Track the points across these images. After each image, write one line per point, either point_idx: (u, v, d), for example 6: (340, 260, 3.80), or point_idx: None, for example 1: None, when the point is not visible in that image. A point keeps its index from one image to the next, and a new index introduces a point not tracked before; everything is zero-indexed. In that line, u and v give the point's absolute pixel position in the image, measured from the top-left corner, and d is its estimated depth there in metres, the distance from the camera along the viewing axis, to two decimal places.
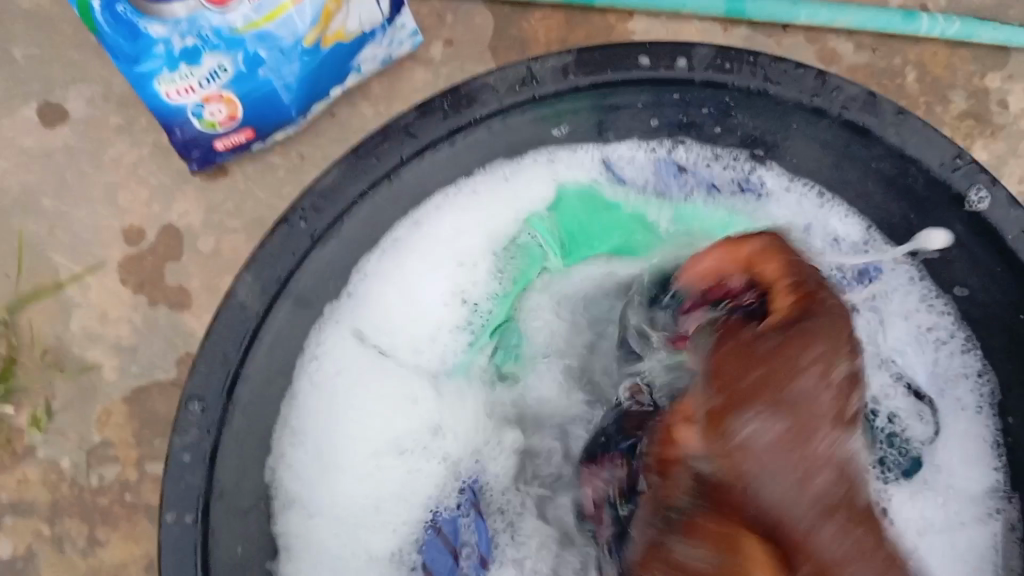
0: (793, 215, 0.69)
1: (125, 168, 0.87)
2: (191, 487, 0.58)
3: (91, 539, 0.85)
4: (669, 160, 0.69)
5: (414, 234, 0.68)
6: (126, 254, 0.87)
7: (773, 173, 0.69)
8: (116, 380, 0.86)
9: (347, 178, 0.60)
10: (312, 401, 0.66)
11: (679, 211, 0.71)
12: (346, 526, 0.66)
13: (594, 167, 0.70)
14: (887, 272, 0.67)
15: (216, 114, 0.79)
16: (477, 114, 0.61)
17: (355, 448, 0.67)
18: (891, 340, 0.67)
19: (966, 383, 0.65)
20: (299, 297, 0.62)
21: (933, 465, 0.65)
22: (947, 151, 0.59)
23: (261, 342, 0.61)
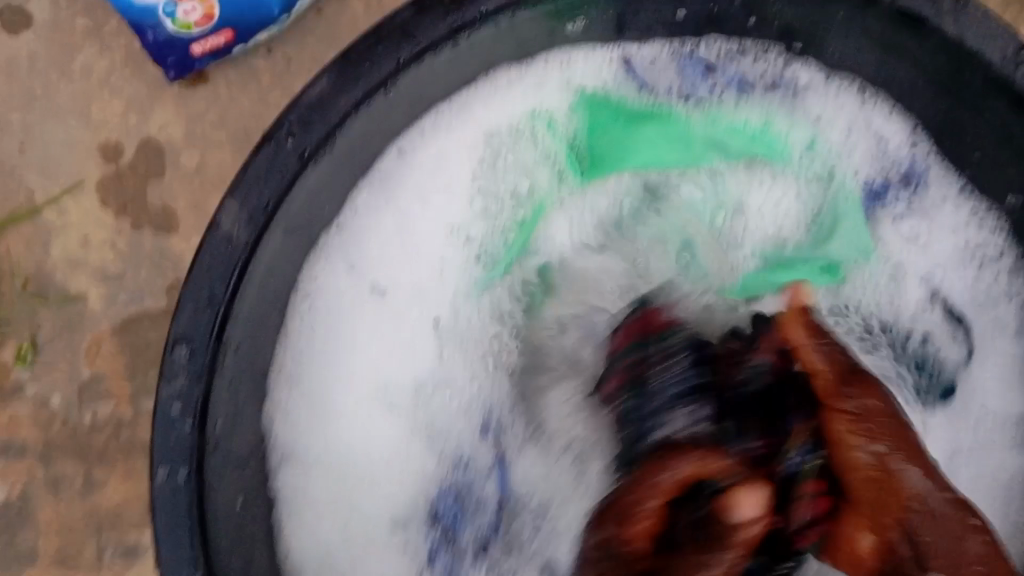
0: (831, 114, 0.64)
1: (96, 77, 0.79)
2: (182, 440, 0.52)
3: (89, 478, 0.80)
4: (694, 57, 0.63)
5: (407, 155, 0.61)
6: (105, 172, 0.79)
7: (805, 69, 0.63)
8: (102, 309, 0.80)
9: (341, 84, 0.53)
10: (305, 343, 0.61)
11: (709, 112, 0.65)
12: (347, 474, 0.62)
13: (613, 68, 0.63)
14: (931, 180, 0.63)
15: (192, 15, 0.71)
16: (483, 8, 0.54)
17: (352, 387, 0.62)
18: (925, 258, 0.63)
19: (1008, 306, 0.62)
20: (292, 222, 0.55)
21: (969, 389, 0.63)
22: (1009, 43, 0.52)
23: (251, 275, 0.54)
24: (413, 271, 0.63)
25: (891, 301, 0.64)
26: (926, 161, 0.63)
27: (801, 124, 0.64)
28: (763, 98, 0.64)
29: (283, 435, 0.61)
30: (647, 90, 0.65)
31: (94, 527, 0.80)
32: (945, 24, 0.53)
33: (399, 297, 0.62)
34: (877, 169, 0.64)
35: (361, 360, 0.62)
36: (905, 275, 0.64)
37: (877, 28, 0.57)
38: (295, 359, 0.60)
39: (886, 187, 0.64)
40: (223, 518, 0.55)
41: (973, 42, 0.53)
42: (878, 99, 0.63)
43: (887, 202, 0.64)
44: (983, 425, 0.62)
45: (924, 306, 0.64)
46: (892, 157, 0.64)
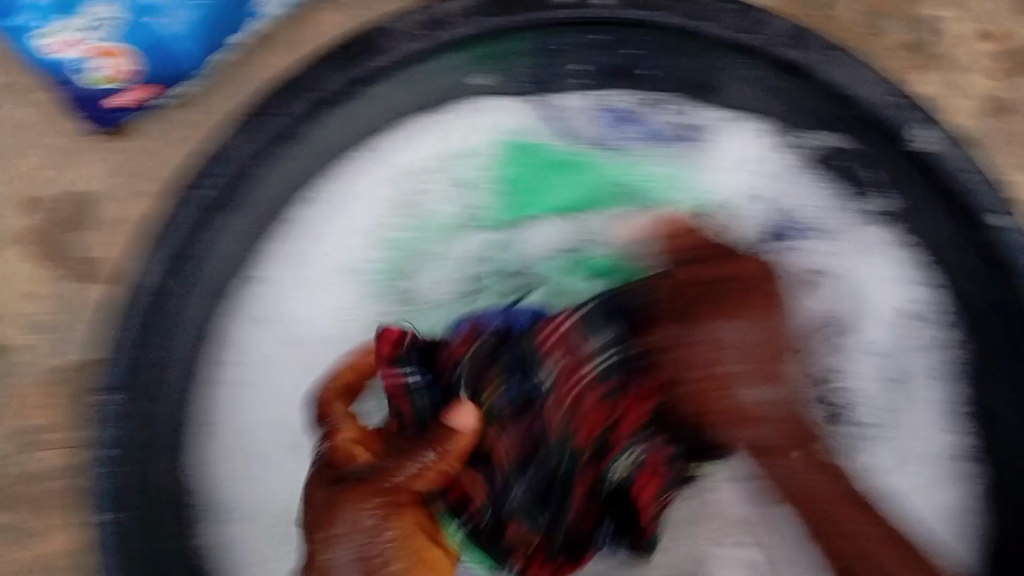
0: (747, 159, 0.65)
1: (17, 133, 0.80)
2: (108, 481, 0.55)
3: (18, 530, 0.80)
4: (610, 107, 0.65)
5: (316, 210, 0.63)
6: (27, 226, 0.80)
7: (706, 111, 0.64)
8: (26, 360, 0.80)
9: (245, 136, 0.56)
10: (222, 372, 0.62)
11: (619, 159, 0.66)
12: (261, 530, 0.61)
13: (531, 114, 0.65)
14: (857, 230, 0.63)
15: (107, 71, 0.74)
16: (380, 62, 0.56)
17: (255, 422, 0.63)
18: (852, 305, 0.63)
19: (927, 351, 0.62)
20: (217, 266, 0.59)
21: (899, 428, 0.62)
22: (880, 86, 0.57)
23: (171, 321, 0.57)
24: (317, 317, 0.64)
25: (847, 349, 0.63)
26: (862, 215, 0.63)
27: (728, 169, 0.65)
28: (675, 146, 0.65)
29: (208, 494, 0.61)
30: (571, 136, 0.65)
31: None
32: (827, 70, 0.57)
33: (308, 341, 0.63)
34: (808, 216, 0.64)
35: (261, 397, 0.63)
36: (860, 327, 0.63)
37: (763, 84, 0.60)
38: (215, 411, 0.62)
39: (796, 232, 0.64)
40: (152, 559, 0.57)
41: (843, 88, 0.57)
42: (806, 137, 0.62)
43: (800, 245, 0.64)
44: (916, 464, 0.61)
45: (858, 359, 0.63)
46: (817, 207, 0.64)
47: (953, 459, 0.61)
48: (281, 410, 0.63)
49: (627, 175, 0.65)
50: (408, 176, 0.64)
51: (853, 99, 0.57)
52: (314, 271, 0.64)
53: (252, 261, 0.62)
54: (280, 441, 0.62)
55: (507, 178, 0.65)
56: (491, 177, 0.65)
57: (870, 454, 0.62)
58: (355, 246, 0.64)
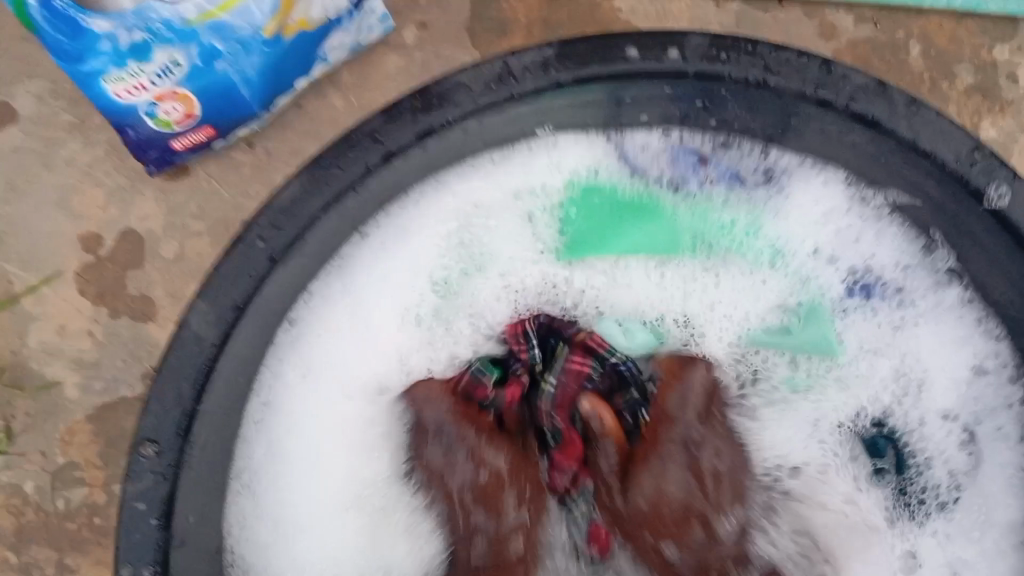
0: (826, 209, 0.62)
1: (79, 169, 0.81)
2: (149, 538, 0.53)
3: (61, 564, 0.80)
4: (684, 147, 0.61)
5: (367, 248, 0.60)
6: (84, 262, 0.81)
7: (788, 157, 0.60)
8: (78, 397, 0.80)
9: (310, 189, 0.54)
10: (285, 433, 0.61)
11: (694, 203, 0.64)
12: (299, 568, 0.62)
13: (609, 154, 0.62)
14: (924, 294, 0.61)
15: (170, 111, 0.72)
16: (449, 116, 0.56)
17: (322, 485, 0.63)
18: (931, 359, 0.62)
19: (1009, 413, 0.59)
20: (263, 314, 0.55)
21: (979, 493, 0.60)
22: (964, 143, 0.55)
23: (220, 374, 0.55)
24: (364, 361, 0.64)
25: (908, 406, 0.63)
26: (935, 279, 0.60)
27: (799, 215, 0.63)
28: (753, 192, 0.62)
29: (241, 545, 0.60)
30: (638, 174, 0.63)
31: None
32: (907, 125, 0.56)
33: (356, 381, 0.63)
34: (891, 270, 0.61)
35: (329, 455, 0.63)
36: (928, 387, 0.62)
37: (843, 138, 0.57)
38: (257, 448, 0.60)
39: (872, 285, 0.62)
40: None
41: (921, 143, 0.56)
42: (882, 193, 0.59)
43: (870, 297, 0.63)
44: (988, 532, 0.59)
45: (934, 423, 0.62)
46: (895, 249, 0.61)
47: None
48: (330, 446, 0.63)
49: (698, 219, 0.64)
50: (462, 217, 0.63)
51: (928, 153, 0.56)
52: (365, 317, 0.63)
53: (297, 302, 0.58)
54: (362, 491, 0.64)
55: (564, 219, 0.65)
56: (559, 218, 0.65)
57: (937, 521, 0.61)
58: (413, 293, 0.64)
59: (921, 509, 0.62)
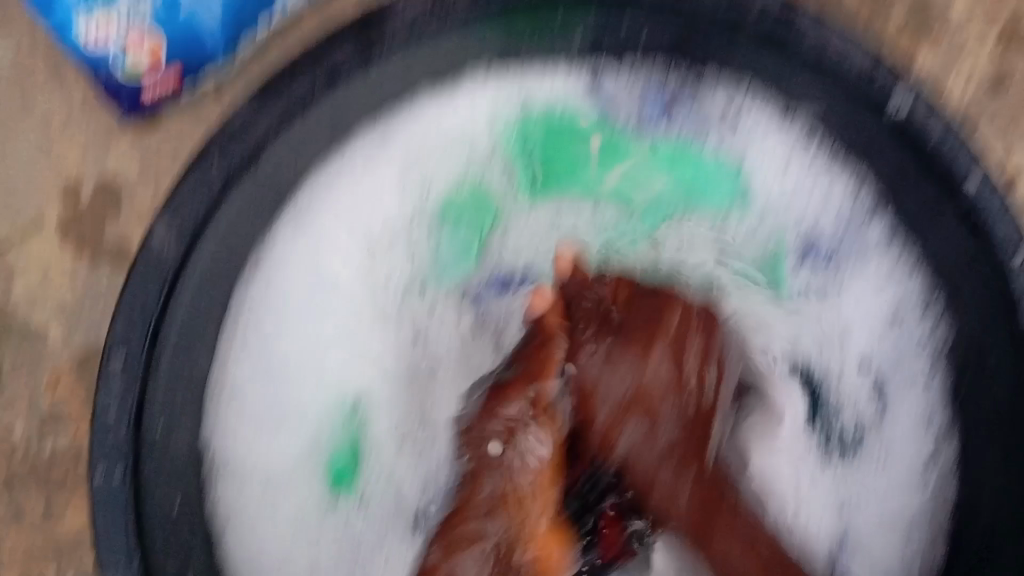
0: (765, 152, 0.69)
1: (56, 126, 0.85)
2: (118, 439, 0.59)
3: (50, 502, 0.85)
4: (654, 96, 0.69)
5: (342, 177, 0.68)
6: (63, 215, 0.85)
7: (723, 97, 0.68)
8: (61, 341, 0.85)
9: (261, 116, 0.60)
10: (242, 355, 0.67)
11: (662, 142, 0.70)
12: (270, 477, 0.68)
13: (581, 92, 0.69)
14: (862, 241, 0.67)
15: (141, 59, 0.77)
16: (388, 46, 0.61)
17: (299, 404, 0.69)
18: (864, 306, 0.68)
19: (917, 358, 0.66)
20: (226, 230, 0.62)
21: (877, 436, 0.67)
22: (866, 55, 0.60)
23: (181, 289, 0.61)
24: (345, 292, 0.69)
25: (832, 351, 0.68)
26: (863, 224, 0.67)
27: (756, 164, 0.69)
28: (710, 134, 0.69)
29: (224, 441, 0.67)
30: (607, 116, 0.70)
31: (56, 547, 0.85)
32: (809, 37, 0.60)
33: (334, 310, 0.69)
34: (826, 219, 0.68)
35: (280, 398, 0.68)
36: (853, 338, 0.68)
37: (754, 57, 0.64)
38: (238, 356, 0.67)
39: (818, 227, 0.69)
40: (158, 513, 0.61)
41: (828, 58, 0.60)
42: (804, 121, 0.66)
43: (814, 237, 0.69)
44: (886, 468, 0.67)
45: (851, 374, 0.68)
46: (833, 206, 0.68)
47: (927, 471, 0.65)
48: (309, 371, 0.69)
49: (666, 155, 0.70)
50: (419, 165, 0.69)
51: (838, 64, 0.60)
52: (323, 265, 0.69)
53: (281, 219, 0.66)
54: (306, 445, 0.69)
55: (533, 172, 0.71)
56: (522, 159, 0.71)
57: (836, 463, 0.67)
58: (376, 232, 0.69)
59: (834, 442, 0.68)
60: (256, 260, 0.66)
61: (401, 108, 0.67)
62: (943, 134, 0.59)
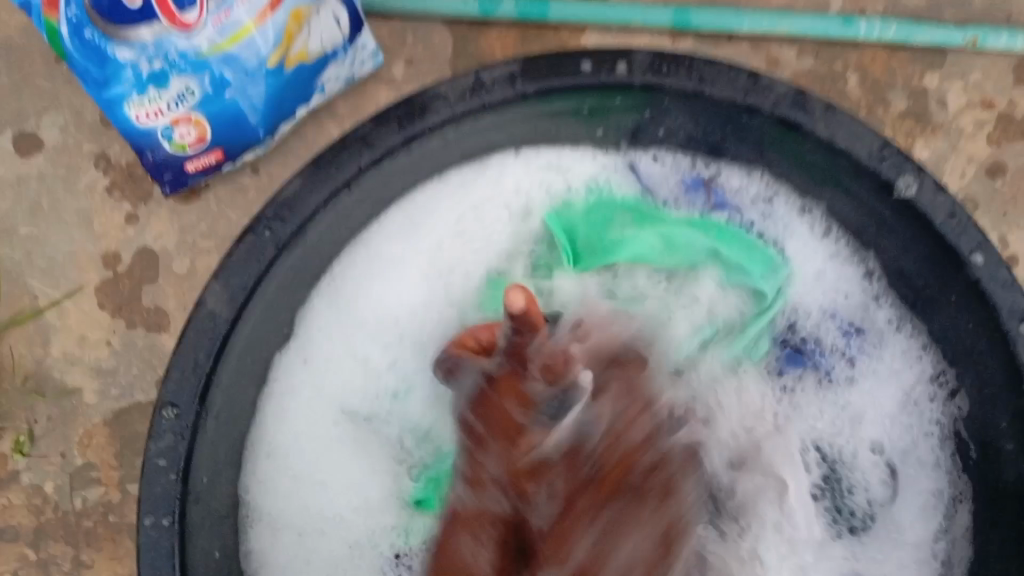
0: (792, 238, 0.74)
1: (99, 194, 0.90)
2: (168, 491, 0.61)
3: (77, 559, 0.87)
4: (694, 173, 0.75)
5: (390, 246, 0.73)
6: (103, 279, 0.89)
7: (756, 182, 0.74)
8: (95, 403, 0.88)
9: (310, 188, 0.63)
10: (286, 408, 0.72)
11: (702, 216, 0.75)
12: (298, 527, 0.72)
13: (620, 170, 0.75)
14: (881, 326, 0.72)
15: (185, 135, 0.81)
16: (430, 122, 0.65)
17: (337, 463, 0.73)
18: (874, 396, 0.72)
19: (928, 441, 0.71)
20: (276, 290, 0.66)
21: (889, 520, 0.71)
22: (873, 141, 0.64)
23: (232, 347, 0.64)
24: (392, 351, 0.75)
25: (844, 437, 0.73)
26: (877, 310, 0.73)
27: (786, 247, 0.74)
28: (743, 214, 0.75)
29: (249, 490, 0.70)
30: (649, 192, 0.76)
31: None
32: (819, 129, 0.64)
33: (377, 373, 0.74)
34: (849, 307, 0.73)
35: (323, 462, 0.73)
36: (863, 425, 0.72)
37: (770, 139, 0.68)
38: (275, 414, 0.71)
39: (834, 317, 0.74)
40: (200, 565, 0.63)
41: (837, 143, 0.64)
42: (817, 210, 0.73)
43: (830, 326, 0.74)
44: (903, 548, 0.70)
45: (864, 458, 0.72)
46: (855, 292, 0.73)
47: (937, 547, 0.69)
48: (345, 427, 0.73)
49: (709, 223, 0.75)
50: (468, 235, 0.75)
51: (845, 150, 0.64)
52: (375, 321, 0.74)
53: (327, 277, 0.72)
54: (328, 505, 0.72)
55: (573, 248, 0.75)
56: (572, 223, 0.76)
57: (851, 541, 0.71)
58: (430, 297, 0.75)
59: (847, 526, 0.72)
60: (312, 319, 0.72)
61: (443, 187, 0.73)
62: (948, 214, 0.63)
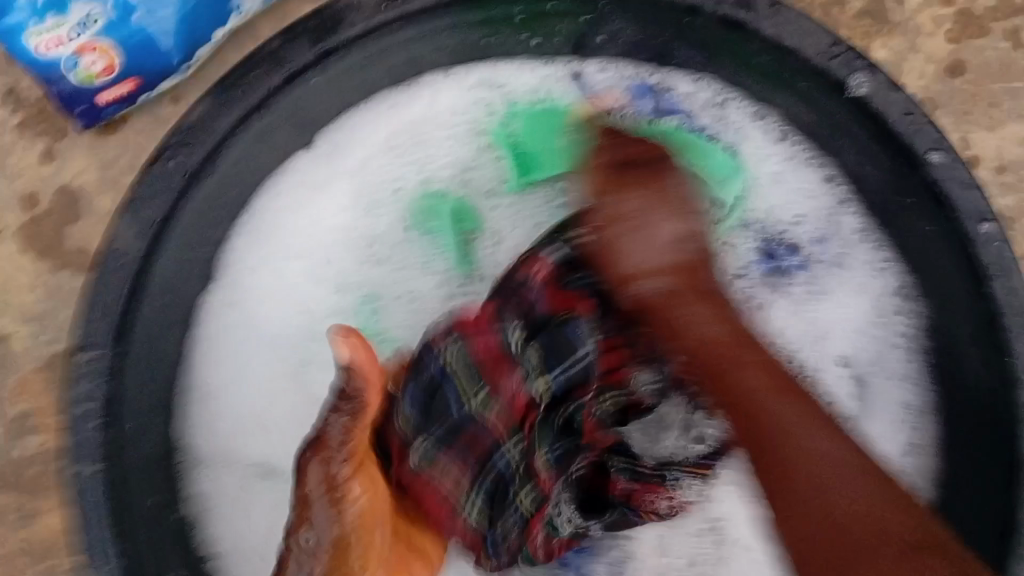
0: (751, 142, 0.70)
1: (13, 129, 0.84)
2: (93, 439, 0.58)
3: (17, 514, 0.84)
4: (642, 82, 0.70)
5: (318, 168, 0.69)
6: (25, 219, 0.84)
7: (706, 85, 0.70)
8: (27, 347, 0.84)
9: (221, 110, 0.59)
10: (212, 346, 0.68)
11: (655, 119, 0.71)
12: (235, 480, 0.67)
13: (564, 80, 0.71)
14: (845, 232, 0.69)
15: (93, 65, 0.76)
16: (344, 37, 0.61)
17: (274, 405, 0.69)
18: (840, 310, 0.69)
19: (894, 352, 0.67)
20: (195, 222, 0.63)
21: (863, 436, 0.67)
22: (822, 38, 0.61)
23: (152, 278, 0.61)
24: (331, 282, 0.70)
25: (809, 349, 0.69)
26: (840, 216, 0.69)
27: (746, 150, 0.70)
28: (699, 117, 0.70)
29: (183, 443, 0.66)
30: (594, 102, 0.71)
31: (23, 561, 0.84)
32: (769, 27, 0.61)
33: (311, 307, 0.70)
34: (816, 221, 0.70)
35: (263, 405, 0.69)
36: (828, 338, 0.69)
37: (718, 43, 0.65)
38: (202, 363, 0.67)
39: (789, 229, 0.71)
40: (137, 509, 0.60)
41: (786, 41, 0.61)
42: (772, 112, 0.69)
43: (790, 236, 0.71)
44: (886, 466, 0.66)
45: (830, 369, 0.69)
46: (812, 203, 0.70)
47: (913, 457, 0.65)
48: (278, 368, 0.69)
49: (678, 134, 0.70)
50: (407, 156, 0.71)
51: (793, 51, 0.61)
52: (313, 251, 0.70)
53: (248, 208, 0.68)
54: (267, 454, 0.68)
55: (521, 162, 0.72)
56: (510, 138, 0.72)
57: None
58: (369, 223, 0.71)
59: None
60: (240, 254, 0.68)
61: (373, 107, 0.69)
62: (904, 112, 0.61)
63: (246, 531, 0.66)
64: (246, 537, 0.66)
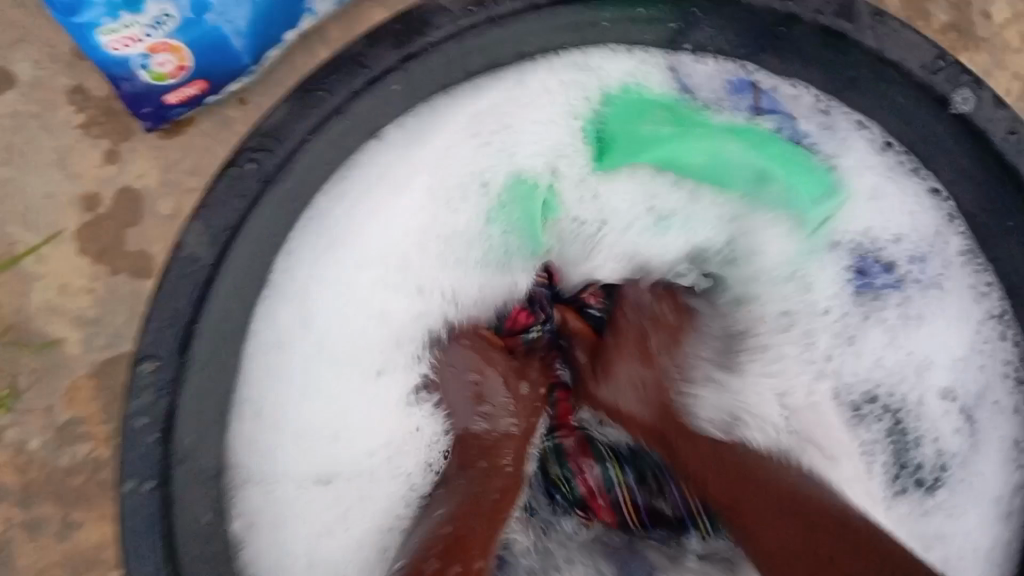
0: (851, 155, 0.67)
1: (76, 130, 0.83)
2: (151, 452, 0.57)
3: (67, 521, 0.82)
4: (744, 79, 0.66)
5: (397, 160, 0.66)
6: (84, 222, 0.82)
7: (809, 93, 0.65)
8: (81, 353, 0.82)
9: (299, 112, 0.57)
10: (283, 339, 0.65)
11: (747, 125, 0.68)
12: (323, 489, 0.68)
13: (662, 74, 0.67)
14: (946, 255, 0.66)
15: (163, 63, 0.74)
16: (430, 39, 0.58)
17: (350, 399, 0.69)
18: (940, 340, 0.67)
19: (1004, 384, 0.66)
20: (266, 228, 0.60)
21: (966, 470, 0.67)
22: (926, 53, 0.57)
23: (223, 280, 0.59)
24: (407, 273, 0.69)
25: (906, 384, 0.68)
26: (945, 236, 0.66)
27: (846, 160, 0.68)
28: (798, 122, 0.67)
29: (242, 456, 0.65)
30: (690, 94, 0.67)
31: (72, 569, 0.82)
32: (866, 41, 0.57)
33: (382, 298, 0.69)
34: (916, 236, 0.67)
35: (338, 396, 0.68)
36: (931, 367, 0.68)
37: (817, 60, 0.62)
38: (271, 354, 0.65)
39: (886, 241, 0.68)
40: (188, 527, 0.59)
41: (886, 55, 0.57)
42: (877, 126, 0.65)
43: (884, 250, 0.68)
44: (981, 500, 0.66)
45: (934, 403, 0.68)
46: (917, 223, 0.67)
47: (1014, 497, 0.65)
48: (351, 354, 0.68)
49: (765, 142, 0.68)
50: (490, 141, 0.68)
51: (895, 65, 0.58)
52: (388, 238, 0.68)
53: (326, 200, 0.64)
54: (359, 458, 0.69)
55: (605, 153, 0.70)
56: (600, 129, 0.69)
57: (917, 495, 0.68)
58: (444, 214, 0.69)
59: (914, 479, 0.68)
60: (313, 237, 0.65)
61: (459, 100, 0.65)
62: (1009, 133, 0.57)
63: (338, 541, 0.68)
64: (326, 548, 0.68)
